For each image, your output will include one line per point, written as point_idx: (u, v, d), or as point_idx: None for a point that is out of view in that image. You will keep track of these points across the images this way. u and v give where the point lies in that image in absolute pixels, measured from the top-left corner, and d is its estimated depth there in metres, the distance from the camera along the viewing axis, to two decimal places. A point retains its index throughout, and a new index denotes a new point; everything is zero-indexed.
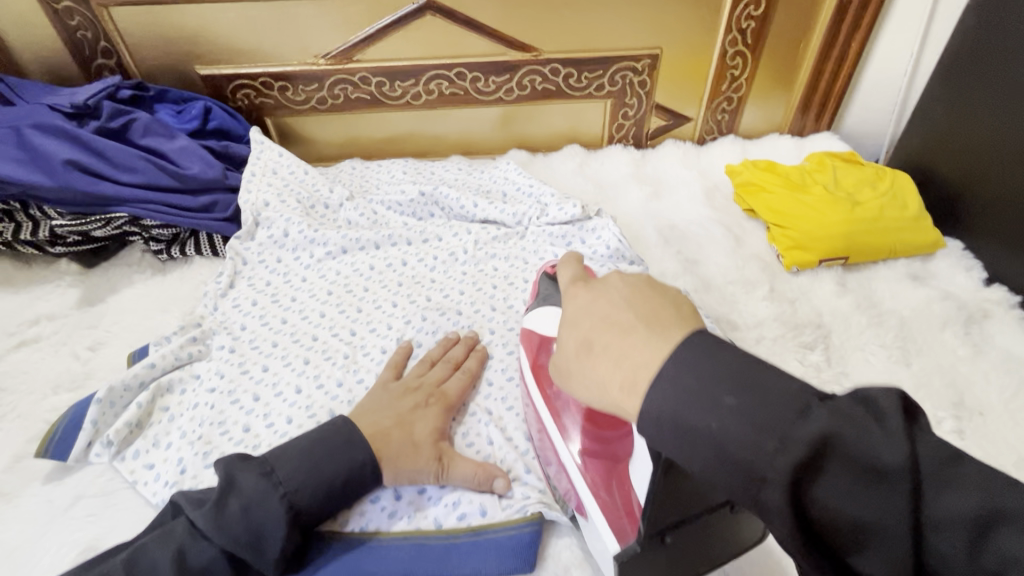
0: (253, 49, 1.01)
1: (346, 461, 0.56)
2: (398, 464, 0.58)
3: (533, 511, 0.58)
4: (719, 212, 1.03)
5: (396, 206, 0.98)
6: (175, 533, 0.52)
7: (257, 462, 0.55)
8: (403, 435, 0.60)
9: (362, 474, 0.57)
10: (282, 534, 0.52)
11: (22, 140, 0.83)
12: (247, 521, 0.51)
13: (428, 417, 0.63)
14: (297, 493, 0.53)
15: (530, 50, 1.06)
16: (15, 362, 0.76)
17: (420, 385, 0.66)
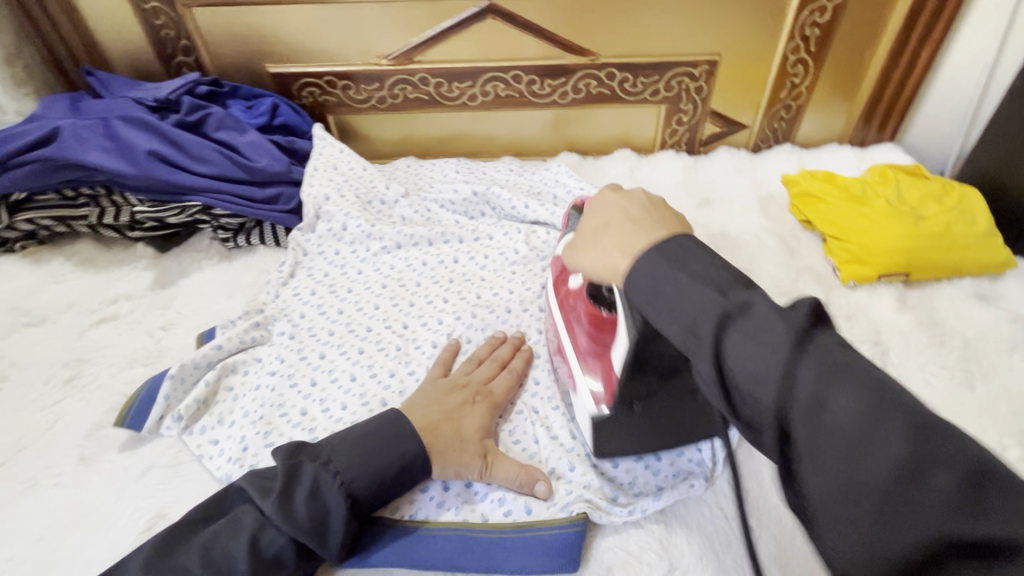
0: (320, 50, 1.05)
1: (399, 454, 0.58)
2: (446, 459, 0.60)
3: (578, 511, 0.59)
4: (773, 222, 1.02)
5: (449, 204, 1.00)
6: (244, 522, 0.54)
7: (314, 451, 0.56)
8: (453, 428, 0.61)
9: (413, 467, 0.58)
10: (344, 525, 0.54)
11: (110, 131, 0.89)
12: (310, 507, 0.53)
13: (475, 413, 0.64)
14: (353, 484, 0.55)
15: (587, 54, 1.06)
16: (97, 337, 0.82)
17: (466, 383, 0.67)
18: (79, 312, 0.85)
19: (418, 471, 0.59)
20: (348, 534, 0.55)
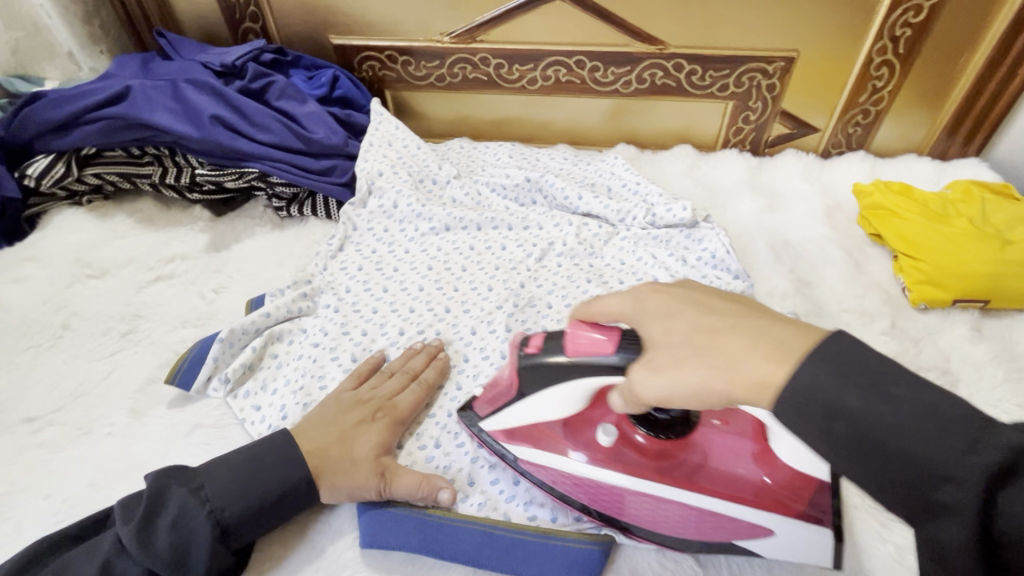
0: (384, 24, 1.04)
1: (279, 478, 0.58)
2: (335, 481, 0.59)
3: (605, 531, 0.58)
4: (839, 234, 0.96)
5: (501, 189, 0.98)
6: (102, 547, 0.54)
7: (188, 478, 0.57)
8: (342, 450, 0.60)
9: (296, 491, 0.58)
10: (206, 552, 0.54)
11: (178, 93, 0.91)
12: (170, 540, 0.53)
13: (371, 432, 0.62)
14: (223, 510, 0.55)
15: (656, 43, 1.02)
16: (153, 294, 0.84)
17: (370, 399, 0.65)
18: (137, 268, 0.88)
19: (301, 493, 0.59)
20: (212, 565, 0.54)
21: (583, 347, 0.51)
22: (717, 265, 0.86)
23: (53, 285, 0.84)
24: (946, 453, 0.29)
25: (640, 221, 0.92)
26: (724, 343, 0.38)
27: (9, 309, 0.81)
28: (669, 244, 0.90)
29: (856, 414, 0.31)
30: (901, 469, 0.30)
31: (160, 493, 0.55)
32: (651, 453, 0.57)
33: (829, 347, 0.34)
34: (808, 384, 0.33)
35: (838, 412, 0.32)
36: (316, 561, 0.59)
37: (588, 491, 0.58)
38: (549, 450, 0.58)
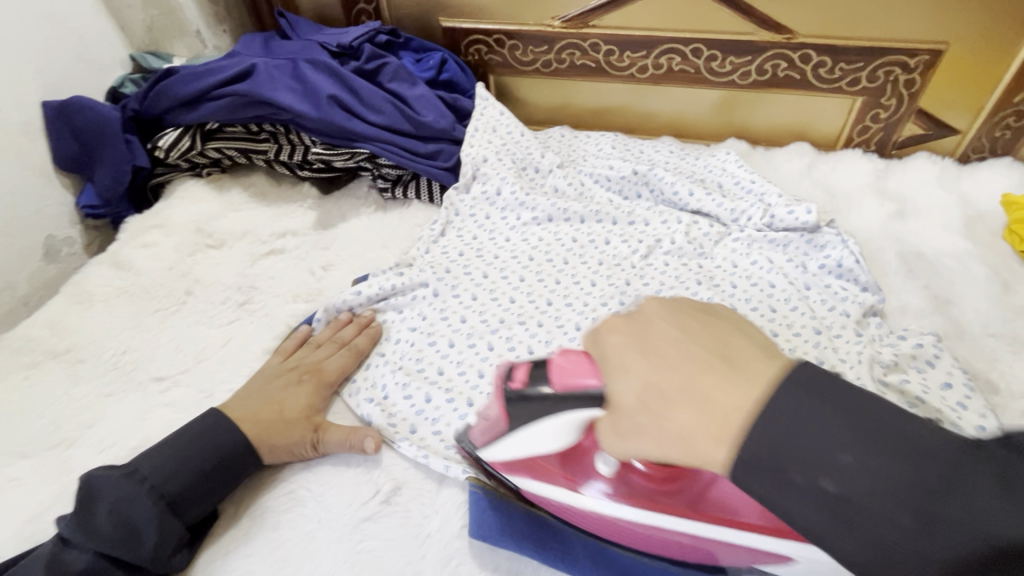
0: (495, 7, 1.03)
1: (216, 448, 0.60)
2: (273, 441, 0.62)
3: (732, 556, 0.53)
4: (982, 248, 0.87)
5: (606, 181, 0.95)
6: (49, 549, 0.53)
7: (122, 466, 0.58)
8: (274, 411, 0.65)
9: (236, 454, 0.61)
10: (155, 525, 0.55)
11: (298, 73, 0.94)
12: (115, 521, 0.54)
13: (298, 394, 0.67)
14: (163, 484, 0.57)
15: (784, 32, 0.95)
16: (266, 267, 0.88)
17: (297, 365, 0.71)
18: (252, 241, 0.91)
19: (240, 460, 0.61)
20: (165, 538, 0.55)
21: (567, 374, 0.55)
22: (843, 275, 0.80)
23: (176, 252, 0.89)
24: (780, 453, 0.33)
25: (756, 223, 0.86)
26: (673, 408, 0.38)
27: (139, 272, 0.86)
28: (787, 249, 0.84)
29: (713, 455, 0.36)
30: (773, 489, 0.34)
31: (93, 488, 0.55)
32: (661, 478, 0.50)
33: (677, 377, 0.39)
34: (659, 410, 0.39)
35: (689, 447, 0.37)
36: (422, 543, 0.58)
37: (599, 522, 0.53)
38: (546, 483, 0.54)
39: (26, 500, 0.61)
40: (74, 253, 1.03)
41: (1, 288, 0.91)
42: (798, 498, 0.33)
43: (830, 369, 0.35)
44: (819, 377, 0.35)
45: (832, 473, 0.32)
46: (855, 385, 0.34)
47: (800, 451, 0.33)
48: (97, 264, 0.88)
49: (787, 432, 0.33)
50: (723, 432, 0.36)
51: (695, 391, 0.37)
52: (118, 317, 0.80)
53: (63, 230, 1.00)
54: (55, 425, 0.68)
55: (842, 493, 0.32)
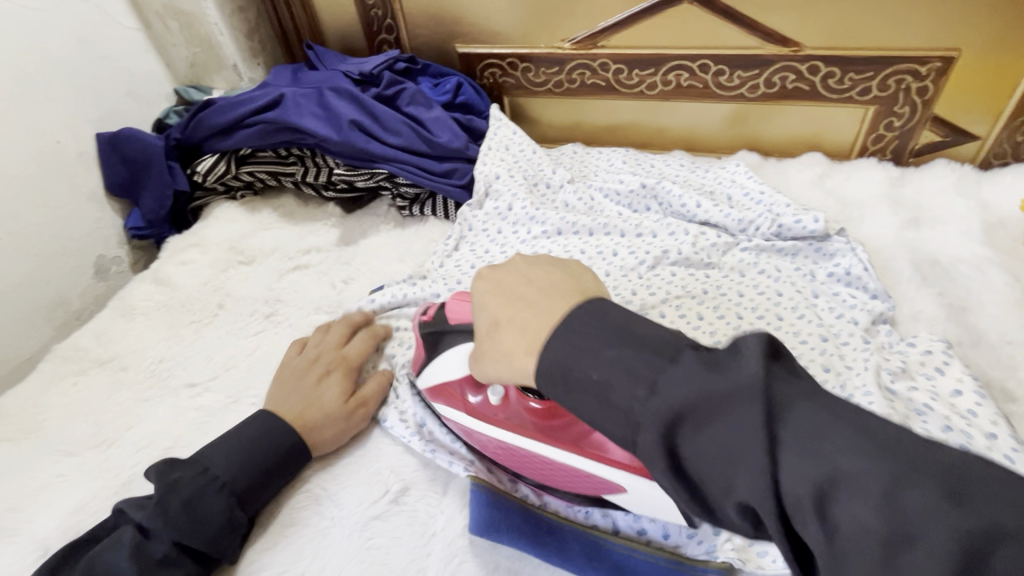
0: (507, 31, 1.08)
1: (274, 449, 0.64)
2: (322, 434, 0.67)
3: (725, 560, 0.54)
4: (1003, 255, 0.85)
5: (615, 195, 0.98)
6: (122, 538, 0.56)
7: (190, 463, 0.61)
8: (317, 410, 0.68)
9: (293, 450, 0.65)
10: (226, 517, 0.59)
11: (323, 100, 1.00)
12: (191, 511, 0.57)
13: (331, 385, 0.70)
14: (234, 480, 0.61)
15: (790, 45, 0.97)
16: (292, 281, 0.93)
17: (319, 359, 0.73)
18: (279, 257, 0.97)
19: (297, 459, 0.65)
20: (233, 525, 0.59)
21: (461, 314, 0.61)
22: (851, 283, 0.81)
23: (212, 268, 0.96)
24: (698, 416, 0.35)
25: (763, 232, 0.86)
26: (507, 333, 0.46)
27: (178, 288, 0.93)
28: (795, 258, 0.85)
29: (635, 415, 0.36)
30: (688, 433, 0.35)
31: (169, 481, 0.58)
32: (541, 412, 0.56)
33: (576, 328, 0.40)
34: (569, 370, 0.40)
35: (614, 408, 0.38)
36: (428, 542, 0.61)
37: (510, 452, 0.60)
38: (450, 406, 0.61)
39: (70, 494, 0.67)
40: (121, 271, 1.11)
41: (58, 303, 0.99)
42: (693, 442, 0.35)
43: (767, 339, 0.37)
44: (742, 346, 0.37)
45: (745, 442, 0.32)
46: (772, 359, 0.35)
47: (710, 413, 0.34)
48: (141, 280, 0.95)
49: (677, 376, 0.36)
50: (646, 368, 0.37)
51: (626, 346, 0.39)
52: (157, 329, 0.87)
53: (112, 250, 1.09)
54: (98, 427, 0.74)
55: (750, 454, 0.32)
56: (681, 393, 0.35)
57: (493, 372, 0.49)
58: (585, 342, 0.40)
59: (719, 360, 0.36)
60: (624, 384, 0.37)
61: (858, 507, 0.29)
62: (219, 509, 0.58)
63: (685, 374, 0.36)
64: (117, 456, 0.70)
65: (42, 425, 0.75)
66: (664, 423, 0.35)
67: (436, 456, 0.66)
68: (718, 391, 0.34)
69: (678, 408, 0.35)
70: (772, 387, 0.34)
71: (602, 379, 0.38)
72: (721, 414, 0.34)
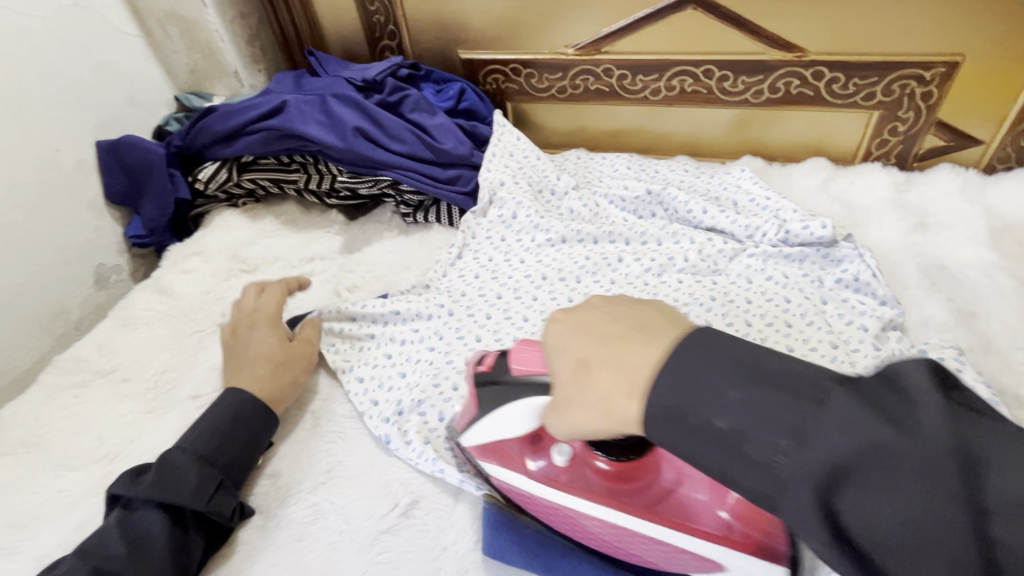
0: (509, 38, 1.08)
1: (221, 410, 0.66)
2: (272, 379, 0.71)
3: None
4: (1010, 260, 0.85)
5: (620, 201, 0.97)
6: (110, 524, 0.57)
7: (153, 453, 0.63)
8: (252, 358, 0.72)
9: (242, 403, 0.67)
10: (197, 473, 0.61)
11: (326, 107, 0.99)
12: (159, 478, 0.60)
13: (264, 337, 0.74)
14: (193, 444, 0.63)
15: (794, 50, 0.96)
16: (295, 290, 0.92)
17: (251, 322, 0.78)
18: (282, 265, 0.97)
19: (261, 415, 0.68)
20: (204, 480, 0.61)
21: (524, 362, 0.57)
22: (860, 289, 0.80)
23: (214, 277, 0.95)
24: (766, 433, 0.33)
25: (771, 238, 0.86)
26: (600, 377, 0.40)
27: (179, 297, 0.92)
28: (803, 263, 0.84)
29: (690, 421, 0.35)
30: (850, 488, 0.30)
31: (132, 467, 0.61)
32: (611, 475, 0.53)
33: (675, 371, 0.36)
34: (686, 411, 0.35)
35: (744, 458, 0.34)
36: (439, 557, 0.60)
37: (578, 525, 0.55)
38: (511, 469, 0.56)
39: (72, 510, 0.66)
40: (121, 280, 1.10)
41: (57, 313, 0.98)
42: (854, 497, 0.30)
43: (923, 367, 0.32)
44: (903, 379, 0.32)
45: (933, 504, 0.28)
46: (938, 392, 0.31)
47: (767, 419, 0.33)
48: (141, 289, 0.94)
49: (841, 426, 0.31)
50: (794, 412, 0.33)
51: (755, 389, 0.34)
52: (158, 339, 0.86)
53: (112, 258, 1.08)
54: (101, 440, 0.73)
55: (948, 520, 0.28)
56: (840, 445, 0.31)
57: (579, 422, 0.42)
58: (695, 380, 0.35)
59: (875, 399, 0.32)
60: (744, 425, 0.34)
61: (908, 500, 0.29)
62: (185, 467, 0.61)
63: (846, 418, 0.31)
64: (120, 471, 0.69)
65: (42, 438, 0.74)
66: (723, 428, 0.34)
67: (445, 474, 0.64)
68: (880, 442, 0.30)
69: (835, 464, 0.31)
70: (821, 378, 0.34)
71: (736, 428, 0.34)
72: (775, 420, 0.33)
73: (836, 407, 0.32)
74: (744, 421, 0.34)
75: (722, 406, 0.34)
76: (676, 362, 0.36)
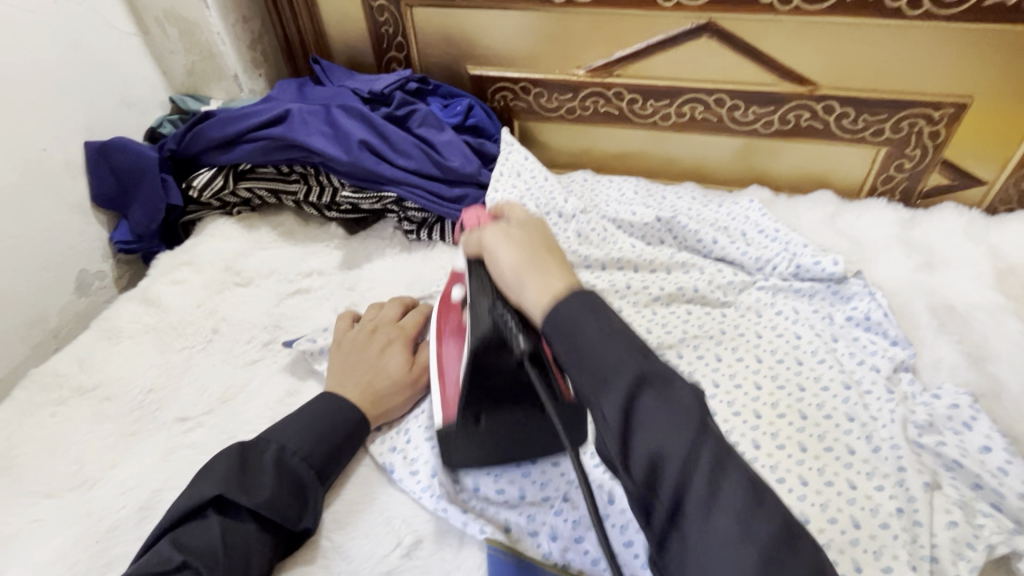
0: (519, 55, 1.06)
1: (341, 424, 0.64)
2: (392, 403, 0.69)
3: None
4: (1015, 302, 0.86)
5: (629, 227, 0.95)
6: (212, 525, 0.54)
7: (265, 444, 0.61)
8: (383, 377, 0.69)
9: (359, 430, 0.66)
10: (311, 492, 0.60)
11: (331, 118, 0.96)
12: (276, 484, 0.58)
13: (394, 353, 0.72)
14: (307, 455, 0.61)
15: (807, 84, 0.96)
16: (292, 307, 0.89)
17: (380, 328, 0.74)
18: (278, 280, 0.93)
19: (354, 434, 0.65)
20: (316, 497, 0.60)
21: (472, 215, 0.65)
22: (871, 327, 0.80)
23: (205, 289, 0.91)
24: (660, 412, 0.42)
25: (781, 271, 0.86)
26: (526, 232, 0.57)
27: (168, 310, 0.88)
28: (812, 299, 0.84)
29: (623, 378, 0.43)
30: (665, 435, 0.41)
31: (246, 463, 0.58)
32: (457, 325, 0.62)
33: (584, 316, 0.47)
34: (566, 331, 0.46)
35: (594, 374, 0.44)
36: None
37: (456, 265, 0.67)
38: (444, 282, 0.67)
39: (47, 540, 0.61)
40: (104, 286, 1.05)
41: (34, 321, 0.93)
42: (648, 419, 0.42)
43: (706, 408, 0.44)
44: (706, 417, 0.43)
45: (693, 445, 0.41)
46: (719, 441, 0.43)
47: (637, 356, 0.45)
48: (128, 299, 0.89)
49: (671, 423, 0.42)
50: (637, 370, 0.44)
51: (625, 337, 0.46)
52: (145, 355, 0.81)
53: (96, 264, 1.03)
54: (80, 464, 0.68)
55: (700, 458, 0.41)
56: (661, 391, 0.43)
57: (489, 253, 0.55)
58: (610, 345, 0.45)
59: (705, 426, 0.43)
60: (656, 401, 0.43)
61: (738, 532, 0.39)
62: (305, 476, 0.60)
63: (686, 407, 0.43)
64: (102, 499, 0.65)
65: (16, 460, 0.69)
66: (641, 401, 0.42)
67: (448, 515, 0.61)
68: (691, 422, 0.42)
69: (661, 405, 0.42)
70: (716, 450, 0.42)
71: (597, 357, 0.45)
72: (673, 400, 0.43)
73: (663, 386, 0.43)
74: (600, 364, 0.45)
75: (613, 334, 0.46)
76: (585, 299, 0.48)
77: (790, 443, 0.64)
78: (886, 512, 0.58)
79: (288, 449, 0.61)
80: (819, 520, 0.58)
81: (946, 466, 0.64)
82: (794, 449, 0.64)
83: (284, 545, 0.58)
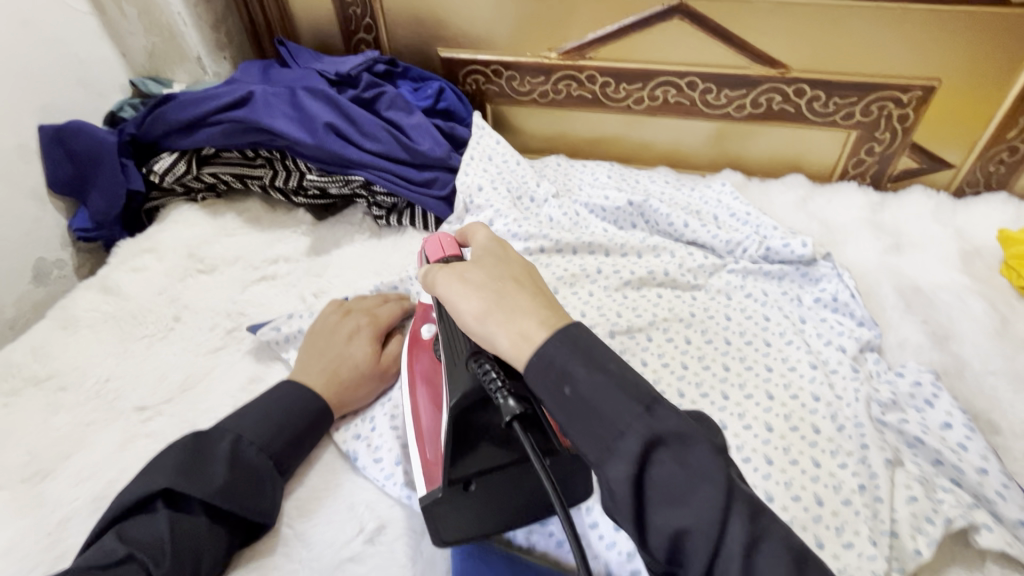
0: (489, 37, 1.04)
1: (301, 413, 0.63)
2: (354, 393, 0.67)
3: None
4: (979, 283, 0.87)
5: (601, 211, 0.94)
6: (159, 516, 0.52)
7: (220, 434, 0.59)
8: (348, 367, 0.68)
9: (320, 420, 0.64)
10: (267, 484, 0.58)
11: (295, 100, 0.94)
12: (230, 475, 0.56)
13: (360, 342, 0.70)
14: (265, 446, 0.60)
15: (778, 66, 0.96)
16: (257, 294, 0.87)
17: (353, 313, 0.73)
18: (243, 267, 0.90)
19: (317, 421, 0.64)
20: (272, 490, 0.59)
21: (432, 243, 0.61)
22: (838, 309, 0.81)
23: (167, 277, 0.88)
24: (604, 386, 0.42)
25: (750, 254, 0.86)
26: (485, 262, 0.53)
27: (127, 298, 0.85)
28: (782, 281, 0.84)
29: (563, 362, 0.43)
30: (610, 417, 0.41)
31: (199, 453, 0.56)
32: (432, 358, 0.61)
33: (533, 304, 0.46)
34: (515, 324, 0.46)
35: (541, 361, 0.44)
36: None
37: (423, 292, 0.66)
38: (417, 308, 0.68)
39: None
40: (64, 275, 1.02)
41: None
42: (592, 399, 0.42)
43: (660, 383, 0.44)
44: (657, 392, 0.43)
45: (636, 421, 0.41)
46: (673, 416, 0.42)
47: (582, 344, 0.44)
48: (85, 288, 0.86)
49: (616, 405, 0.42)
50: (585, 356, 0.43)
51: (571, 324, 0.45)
52: (103, 344, 0.79)
53: (53, 253, 0.99)
54: (31, 456, 0.66)
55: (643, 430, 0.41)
56: (609, 375, 0.43)
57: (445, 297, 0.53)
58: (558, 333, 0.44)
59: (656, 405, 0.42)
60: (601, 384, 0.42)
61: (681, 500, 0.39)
62: (261, 468, 0.58)
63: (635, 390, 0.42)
64: (55, 491, 0.62)
65: None
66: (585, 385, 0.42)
67: (412, 501, 0.61)
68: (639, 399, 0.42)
69: (606, 390, 0.42)
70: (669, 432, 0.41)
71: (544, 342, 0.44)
72: (630, 389, 0.42)
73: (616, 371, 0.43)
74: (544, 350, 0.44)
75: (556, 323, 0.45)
76: (532, 293, 0.47)
77: (755, 423, 0.64)
78: (848, 489, 0.59)
79: (244, 439, 0.59)
80: (783, 499, 0.57)
81: (907, 444, 0.65)
82: (760, 429, 0.63)
83: (236, 539, 0.56)
